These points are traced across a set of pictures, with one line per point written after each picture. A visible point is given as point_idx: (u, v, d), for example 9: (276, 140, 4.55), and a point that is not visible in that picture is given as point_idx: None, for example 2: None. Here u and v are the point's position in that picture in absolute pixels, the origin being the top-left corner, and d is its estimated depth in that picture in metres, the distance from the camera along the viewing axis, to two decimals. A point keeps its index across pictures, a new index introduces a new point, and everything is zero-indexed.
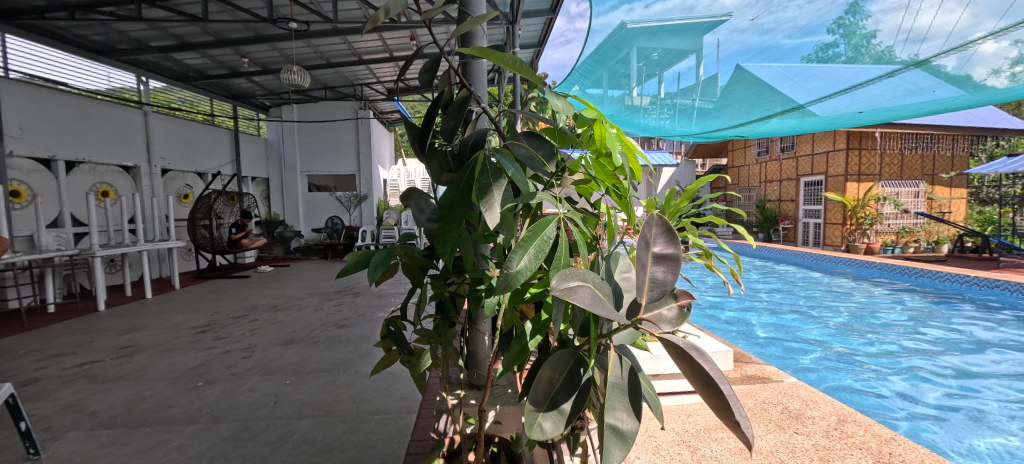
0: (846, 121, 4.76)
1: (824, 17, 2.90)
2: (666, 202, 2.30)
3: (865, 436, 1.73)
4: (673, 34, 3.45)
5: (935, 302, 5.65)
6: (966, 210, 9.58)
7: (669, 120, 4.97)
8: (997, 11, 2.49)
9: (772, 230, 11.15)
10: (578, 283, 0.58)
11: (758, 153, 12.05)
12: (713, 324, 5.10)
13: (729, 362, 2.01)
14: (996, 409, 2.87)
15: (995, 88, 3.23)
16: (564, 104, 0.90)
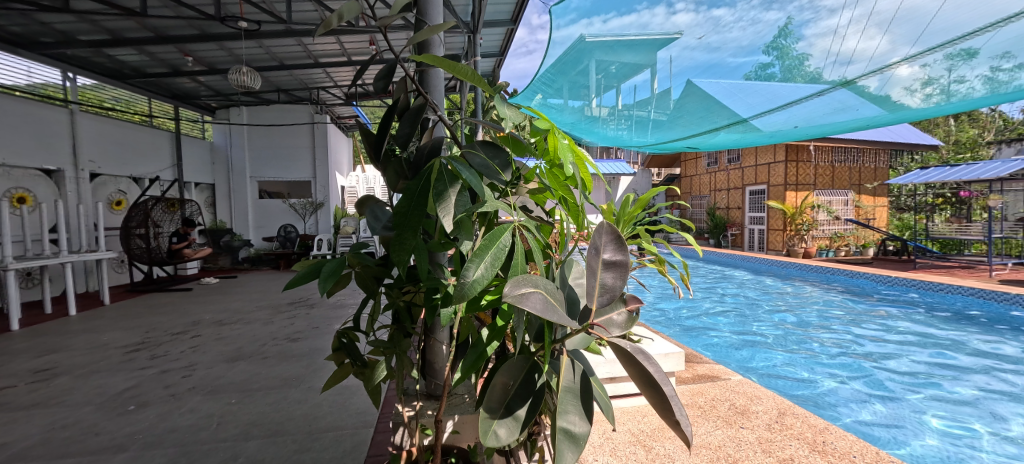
0: (785, 135, 5.14)
1: (761, 38, 3.19)
2: (621, 209, 2.37)
3: (802, 427, 1.86)
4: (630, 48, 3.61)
5: (863, 300, 6.17)
6: (887, 217, 10.56)
7: (625, 131, 5.16)
8: (909, 38, 2.78)
9: (722, 236, 11.80)
10: (532, 290, 0.60)
11: (708, 163, 12.76)
12: (668, 327, 5.30)
13: (680, 363, 2.09)
14: (916, 397, 3.16)
15: (909, 107, 3.60)
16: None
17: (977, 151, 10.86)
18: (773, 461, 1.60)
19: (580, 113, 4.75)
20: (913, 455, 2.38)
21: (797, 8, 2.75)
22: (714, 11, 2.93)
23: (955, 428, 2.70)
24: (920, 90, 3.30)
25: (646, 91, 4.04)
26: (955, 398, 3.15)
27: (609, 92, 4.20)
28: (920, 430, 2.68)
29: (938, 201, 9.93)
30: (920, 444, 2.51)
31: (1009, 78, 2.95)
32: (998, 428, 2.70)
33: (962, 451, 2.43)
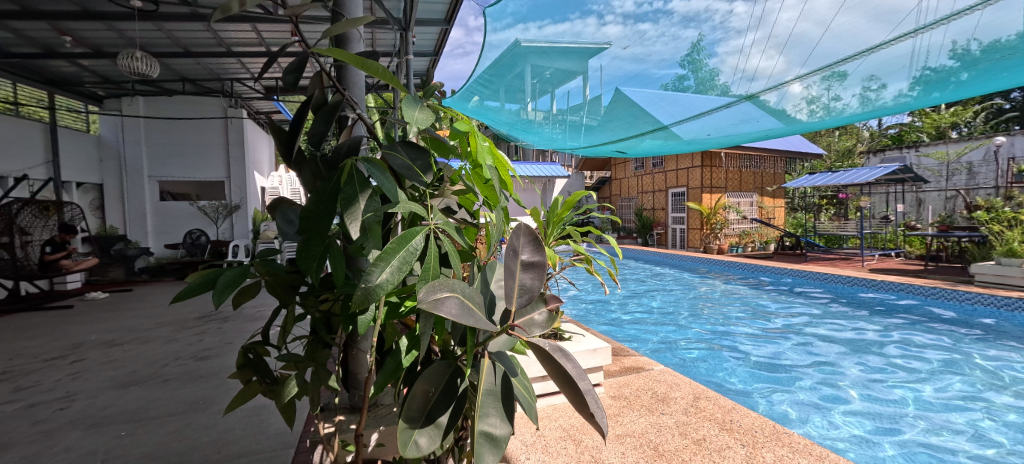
0: (702, 143, 5.61)
1: (679, 52, 3.45)
2: (550, 212, 2.41)
3: (713, 408, 2.04)
4: (563, 55, 3.70)
5: (766, 290, 6.93)
6: (784, 217, 11.97)
7: (558, 135, 5.31)
8: (800, 60, 3.18)
9: (648, 235, 12.60)
10: (445, 293, 0.59)
11: (635, 167, 13.57)
12: (600, 322, 5.54)
13: (608, 357, 2.18)
14: (809, 373, 3.61)
15: (799, 120, 4.10)
16: (430, 112, 0.90)
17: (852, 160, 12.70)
18: (689, 442, 1.73)
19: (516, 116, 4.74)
20: (810, 427, 2.70)
21: (710, 27, 3.04)
22: (640, 25, 3.14)
23: (841, 399, 3.12)
24: (808, 105, 3.78)
25: (578, 97, 4.18)
26: (839, 371, 3.65)
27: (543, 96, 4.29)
28: (814, 402, 3.07)
29: (823, 202, 11.47)
30: (814, 416, 2.86)
31: (874, 97, 3.48)
32: (872, 395, 3.17)
33: (843, 418, 2.82)
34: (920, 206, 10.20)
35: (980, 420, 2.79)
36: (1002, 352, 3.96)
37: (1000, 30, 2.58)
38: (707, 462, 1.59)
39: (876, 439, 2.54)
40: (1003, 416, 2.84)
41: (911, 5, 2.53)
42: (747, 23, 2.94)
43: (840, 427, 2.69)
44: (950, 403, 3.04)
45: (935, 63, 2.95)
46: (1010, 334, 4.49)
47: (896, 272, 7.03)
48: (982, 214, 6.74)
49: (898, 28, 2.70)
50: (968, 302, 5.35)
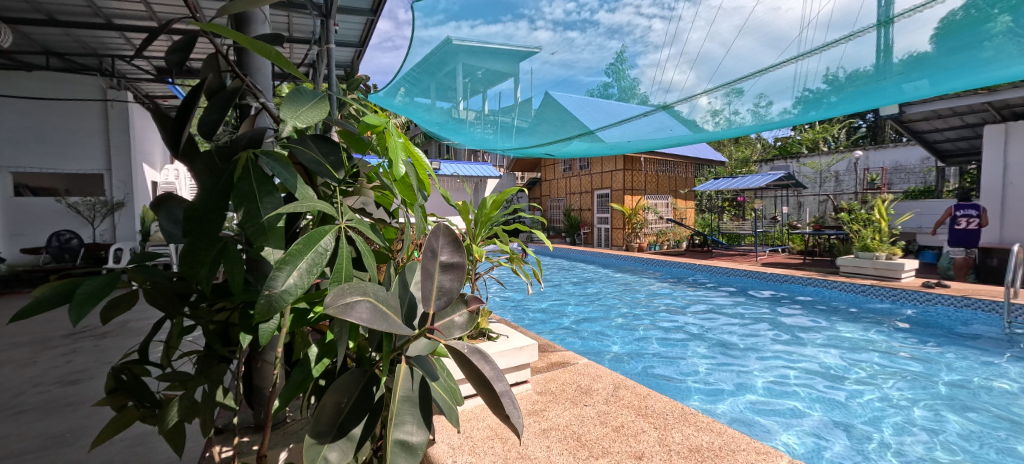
0: (623, 148, 5.97)
1: (603, 61, 3.64)
2: (479, 210, 2.40)
3: (630, 396, 2.17)
4: (493, 56, 3.70)
5: (679, 284, 7.58)
6: (694, 217, 13.17)
7: (489, 135, 5.30)
8: (707, 76, 3.51)
9: (576, 234, 13.14)
10: (356, 297, 0.57)
11: (564, 169, 14.06)
12: (530, 319, 5.65)
13: (534, 354, 2.23)
14: (716, 358, 4.00)
15: (706, 129, 4.52)
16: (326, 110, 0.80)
17: (748, 167, 14.35)
18: (608, 430, 1.83)
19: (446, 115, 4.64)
20: (718, 408, 2.99)
21: (632, 40, 3.24)
22: (568, 33, 3.26)
23: (743, 380, 3.49)
24: (712, 117, 4.18)
25: (509, 98, 4.21)
26: (740, 354, 4.10)
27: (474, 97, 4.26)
28: (722, 384, 3.40)
29: (726, 204, 12.83)
30: (722, 398, 3.17)
31: (765, 112, 3.96)
32: (765, 375, 3.60)
33: (742, 397, 3.17)
34: (801, 208, 11.81)
35: (849, 389, 3.29)
36: (861, 330, 4.73)
37: (859, 62, 3.07)
38: (624, 447, 1.69)
39: (766, 414, 2.89)
40: (865, 383, 3.38)
41: (793, 35, 2.92)
42: (664, 39, 3.17)
43: (740, 406, 3.02)
44: (826, 376, 3.55)
45: (812, 86, 3.42)
46: (866, 314, 5.37)
47: (783, 266, 8.08)
48: (846, 214, 8.00)
49: (784, 53, 3.09)
50: (836, 290, 6.30)
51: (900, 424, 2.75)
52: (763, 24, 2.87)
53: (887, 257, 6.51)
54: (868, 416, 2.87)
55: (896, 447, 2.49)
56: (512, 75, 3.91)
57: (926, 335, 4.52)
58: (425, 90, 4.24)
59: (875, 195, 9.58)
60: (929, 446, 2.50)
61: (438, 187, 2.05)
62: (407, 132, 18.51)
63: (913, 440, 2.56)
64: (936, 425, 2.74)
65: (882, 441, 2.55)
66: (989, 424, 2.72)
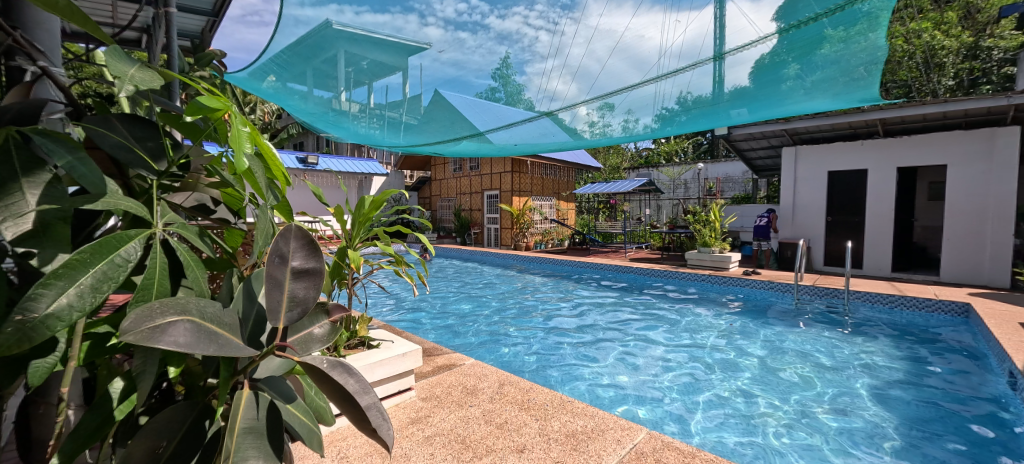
0: (509, 150, 6.17)
1: (489, 65, 3.67)
2: (356, 210, 2.22)
3: (514, 392, 2.24)
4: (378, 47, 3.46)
5: (562, 280, 8.11)
6: (574, 218, 14.28)
7: (372, 131, 4.98)
8: (585, 87, 3.79)
9: (466, 234, 13.20)
10: (172, 317, 0.55)
11: (454, 169, 13.99)
12: (417, 321, 5.46)
13: (418, 359, 2.15)
14: (596, 346, 4.37)
15: (585, 137, 4.88)
16: (157, 76, 0.72)
17: (619, 174, 16.10)
18: (491, 428, 1.85)
19: (324, 105, 4.25)
20: (598, 394, 3.26)
21: (519, 47, 3.35)
22: (459, 33, 3.22)
23: (619, 365, 3.86)
24: (590, 127, 4.55)
25: (396, 93, 3.99)
26: (615, 342, 4.54)
27: (357, 88, 3.95)
28: (600, 371, 3.72)
29: (601, 206, 14.17)
30: (601, 384, 3.46)
31: (632, 126, 4.45)
32: (637, 359, 4.01)
33: (619, 382, 3.50)
34: (659, 210, 13.64)
35: (700, 363, 3.88)
36: (703, 313, 5.63)
37: (701, 88, 3.65)
38: (507, 442, 1.74)
39: (637, 396, 3.24)
40: (709, 358, 4.02)
41: (653, 60, 3.34)
42: (549, 50, 3.33)
43: (617, 392, 3.31)
44: (681, 354, 4.13)
45: (669, 104, 3.93)
46: (706, 299, 6.41)
47: (646, 261, 9.21)
48: (692, 215, 9.47)
49: (646, 75, 3.50)
50: (686, 280, 7.39)
51: (737, 388, 3.33)
52: (630, 47, 3.23)
53: (721, 251, 7.88)
54: (715, 384, 3.41)
55: (738, 411, 2.97)
56: (400, 69, 3.70)
57: (748, 313, 5.58)
58: (300, 76, 3.80)
59: (713, 201, 11.56)
60: (757, 404, 3.06)
61: (310, 185, 1.83)
62: (276, 121, 16.42)
63: (747, 402, 3.09)
64: (760, 386, 3.38)
65: (725, 407, 3.04)
66: (793, 380, 3.45)
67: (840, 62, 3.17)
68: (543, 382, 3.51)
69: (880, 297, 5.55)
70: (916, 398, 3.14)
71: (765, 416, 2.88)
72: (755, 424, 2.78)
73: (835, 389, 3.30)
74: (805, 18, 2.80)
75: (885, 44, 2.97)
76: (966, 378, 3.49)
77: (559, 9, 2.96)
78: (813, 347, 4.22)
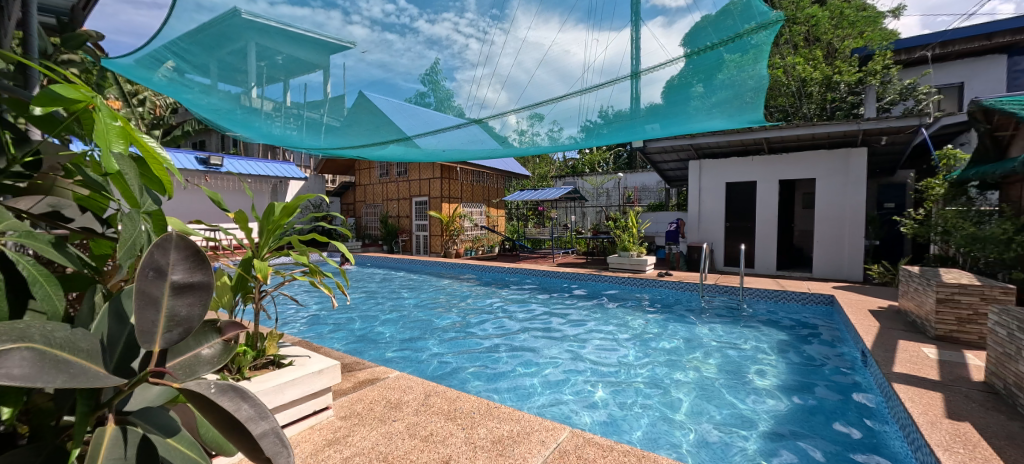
0: (438, 155, 6.10)
1: (418, 70, 3.58)
2: (264, 217, 2.00)
3: (441, 402, 2.20)
4: (296, 43, 3.23)
5: (492, 286, 8.14)
6: (504, 224, 14.43)
7: (288, 132, 4.63)
8: (514, 96, 3.87)
9: (394, 241, 12.71)
10: (9, 345, 0.54)
11: (380, 174, 13.46)
12: (338, 334, 5.11)
13: (335, 375, 2.01)
14: (524, 350, 4.43)
15: (514, 144, 4.97)
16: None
17: (546, 182, 16.64)
18: (416, 441, 1.79)
19: (232, 101, 3.87)
20: (528, 397, 3.31)
21: (449, 54, 3.32)
22: (386, 34, 3.11)
23: (547, 366, 3.95)
24: (519, 135, 4.65)
25: (316, 92, 3.76)
26: (545, 343, 4.65)
27: (271, 85, 3.68)
28: (530, 373, 3.78)
29: (529, 213, 14.50)
30: (532, 386, 3.52)
31: (558, 136, 4.65)
32: (564, 359, 4.14)
33: (548, 383, 3.58)
34: (584, 216, 14.30)
35: (622, 360, 4.11)
36: (624, 312, 5.99)
37: (620, 103, 3.92)
38: (434, 456, 1.69)
39: (566, 395, 3.33)
40: (629, 354, 4.28)
41: (578, 74, 3.51)
42: (479, 58, 3.35)
43: (547, 393, 3.38)
44: (605, 352, 4.36)
45: (593, 117, 4.16)
46: (626, 299, 6.83)
47: (573, 265, 9.58)
48: (613, 221, 10.07)
49: (572, 88, 3.67)
50: (609, 282, 7.79)
51: (655, 381, 3.58)
52: (556, 60, 3.37)
53: (638, 255, 8.46)
54: (636, 379, 3.63)
55: (657, 402, 3.19)
56: (320, 67, 3.47)
57: (662, 311, 6.04)
58: (202, 67, 3.42)
59: (631, 208, 12.41)
60: (673, 395, 3.31)
61: (206, 189, 1.61)
62: (170, 117, 14.51)
63: (664, 394, 3.33)
64: (674, 377, 3.67)
65: (646, 399, 3.25)
66: (702, 371, 3.79)
67: (734, 86, 3.60)
68: (475, 389, 3.46)
69: (768, 292, 6.33)
70: (798, 377, 3.61)
71: (679, 405, 3.13)
72: (672, 414, 2.99)
73: (736, 375, 3.68)
74: (704, 46, 3.16)
75: (766, 74, 3.45)
76: (834, 357, 4.10)
77: (490, 19, 3.01)
78: (716, 338, 4.69)
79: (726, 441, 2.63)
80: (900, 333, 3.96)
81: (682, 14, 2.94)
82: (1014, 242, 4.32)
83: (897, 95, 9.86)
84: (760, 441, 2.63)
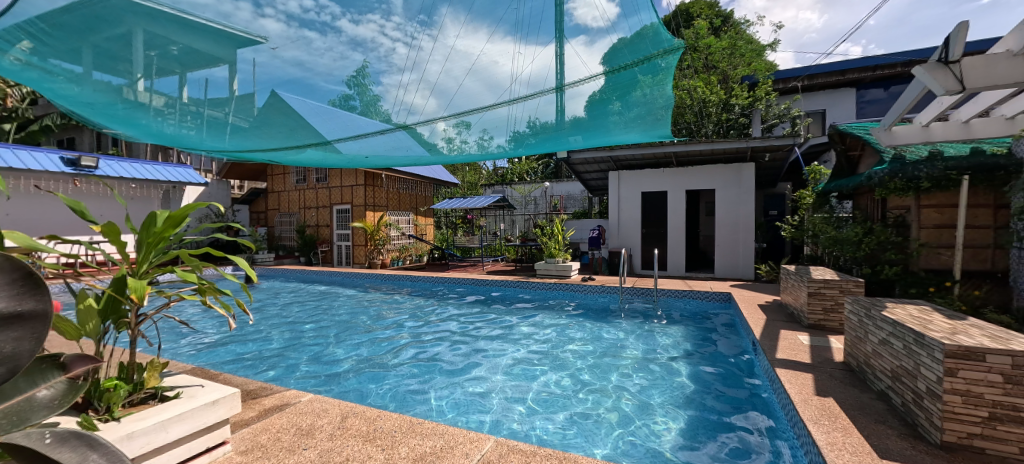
0: (360, 161, 5.82)
1: (340, 72, 3.38)
2: (143, 229, 1.73)
3: (358, 424, 2.07)
4: (196, 33, 2.89)
5: (419, 296, 7.90)
6: (432, 233, 14.12)
7: (184, 131, 4.11)
8: (443, 104, 3.81)
9: (312, 253, 11.81)
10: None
11: (296, 180, 12.51)
12: (243, 356, 4.59)
13: (236, 404, 1.81)
14: (455, 360, 4.36)
15: (443, 152, 4.89)
16: None
17: (476, 190, 16.66)
18: None
19: (112, 93, 3.35)
20: (457, 408, 3.25)
21: (375, 57, 3.18)
22: (304, 31, 2.91)
23: (478, 375, 3.93)
24: (447, 143, 4.59)
25: (220, 89, 3.39)
26: (473, 352, 4.60)
27: (163, 78, 3.26)
28: (459, 383, 3.72)
29: (459, 221, 14.36)
30: (463, 396, 3.46)
31: (487, 144, 4.66)
32: (495, 367, 4.14)
33: (478, 393, 3.53)
34: (512, 224, 14.50)
35: (549, 363, 4.22)
36: (552, 316, 6.15)
37: (547, 115, 4.05)
38: None
39: (497, 403, 3.33)
40: (557, 357, 4.39)
41: (506, 84, 3.57)
42: (406, 63, 3.25)
43: (479, 402, 3.34)
44: (534, 356, 4.42)
45: (521, 127, 4.26)
46: (553, 304, 7.03)
47: (502, 273, 9.68)
48: (540, 229, 10.33)
49: (500, 97, 3.72)
50: (536, 288, 7.95)
51: (582, 382, 3.71)
52: (484, 70, 3.38)
53: (564, 261, 8.79)
54: (561, 381, 3.76)
55: (584, 403, 3.30)
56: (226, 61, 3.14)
57: (586, 314, 6.31)
58: (74, 50, 2.95)
59: (557, 216, 12.87)
60: (596, 393, 3.48)
61: (62, 195, 1.37)
62: (24, 108, 12.12)
63: (592, 394, 3.46)
64: (599, 376, 3.83)
65: (574, 401, 3.34)
66: (624, 369, 4.00)
67: (647, 103, 3.89)
68: (404, 405, 3.32)
69: (678, 292, 6.90)
70: (703, 369, 3.99)
71: (604, 404, 3.27)
72: (599, 413, 3.11)
73: (652, 371, 3.96)
74: (620, 65, 3.41)
75: (674, 94, 3.81)
76: (732, 349, 4.59)
77: (417, 24, 2.95)
78: (635, 338, 4.99)
79: (642, 433, 2.81)
80: (784, 323, 4.55)
81: (602, 34, 3.17)
82: (863, 242, 5.21)
83: (778, 117, 11.42)
84: (671, 430, 2.85)
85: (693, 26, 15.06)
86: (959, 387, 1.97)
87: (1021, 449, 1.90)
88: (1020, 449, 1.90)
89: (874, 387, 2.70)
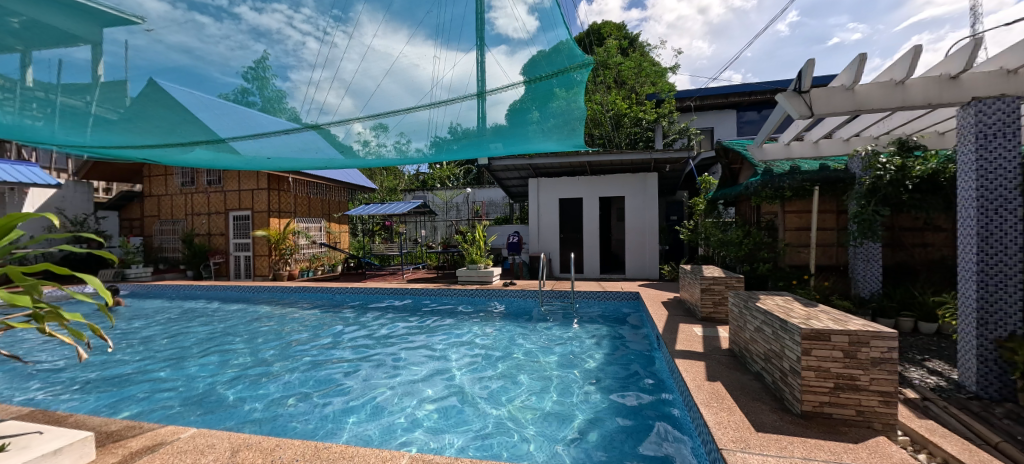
0: (261, 163, 5.28)
1: (238, 64, 3.05)
2: None
3: (256, 456, 1.85)
4: (42, 3, 2.39)
5: (331, 308, 7.34)
6: (347, 240, 13.28)
7: (27, 121, 3.39)
8: (357, 105, 3.60)
9: (202, 265, 10.40)
10: None
11: (182, 183, 10.96)
12: (108, 390, 3.86)
13: (89, 448, 1.52)
14: (374, 373, 4.13)
15: (358, 155, 4.62)
16: None
17: (395, 195, 16.05)
18: None
19: None
20: (376, 424, 3.08)
21: (281, 49, 2.92)
22: (194, 15, 2.58)
23: (398, 387, 3.76)
24: (363, 146, 4.36)
25: (78, 73, 2.86)
26: (394, 364, 4.39)
27: None
28: (377, 398, 3.53)
29: (376, 228, 13.69)
30: (383, 411, 3.29)
31: (405, 148, 4.52)
32: (416, 377, 4.01)
33: (400, 406, 3.38)
34: (434, 230, 14.21)
35: (471, 370, 4.19)
36: (474, 323, 6.11)
37: (468, 121, 4.04)
38: None
39: (419, 414, 3.22)
40: (480, 363, 4.38)
41: (426, 88, 3.49)
42: (317, 59, 3.03)
43: (400, 416, 3.20)
44: (457, 364, 4.36)
45: (442, 132, 4.20)
46: (476, 310, 7.01)
47: (424, 281, 9.42)
48: (461, 235, 10.24)
49: (421, 100, 3.63)
50: (458, 294, 7.85)
51: (505, 387, 3.73)
52: (403, 71, 3.26)
53: (485, 267, 8.80)
54: (485, 387, 3.74)
55: (507, 407, 3.31)
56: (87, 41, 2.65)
57: (508, 318, 6.37)
58: None
59: (479, 221, 12.89)
60: (518, 396, 3.52)
61: None
62: None
63: (515, 398, 3.49)
64: (521, 380, 3.88)
65: (498, 407, 3.34)
66: (545, 371, 4.11)
67: (564, 114, 3.95)
68: (316, 427, 3.06)
69: (593, 293, 7.28)
70: (617, 365, 4.23)
71: (527, 406, 3.32)
72: (523, 416, 3.15)
73: (571, 370, 4.13)
74: (539, 75, 3.50)
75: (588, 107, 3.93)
76: (640, 344, 4.95)
77: (330, 19, 2.79)
78: (555, 340, 5.15)
79: (564, 432, 2.89)
80: (684, 317, 5.04)
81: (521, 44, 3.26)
82: (743, 243, 5.89)
83: (678, 133, 12.55)
84: (589, 426, 2.98)
85: (604, 45, 16.23)
86: (813, 363, 2.34)
87: (857, 412, 2.29)
88: (856, 412, 2.29)
89: (752, 369, 3.10)
